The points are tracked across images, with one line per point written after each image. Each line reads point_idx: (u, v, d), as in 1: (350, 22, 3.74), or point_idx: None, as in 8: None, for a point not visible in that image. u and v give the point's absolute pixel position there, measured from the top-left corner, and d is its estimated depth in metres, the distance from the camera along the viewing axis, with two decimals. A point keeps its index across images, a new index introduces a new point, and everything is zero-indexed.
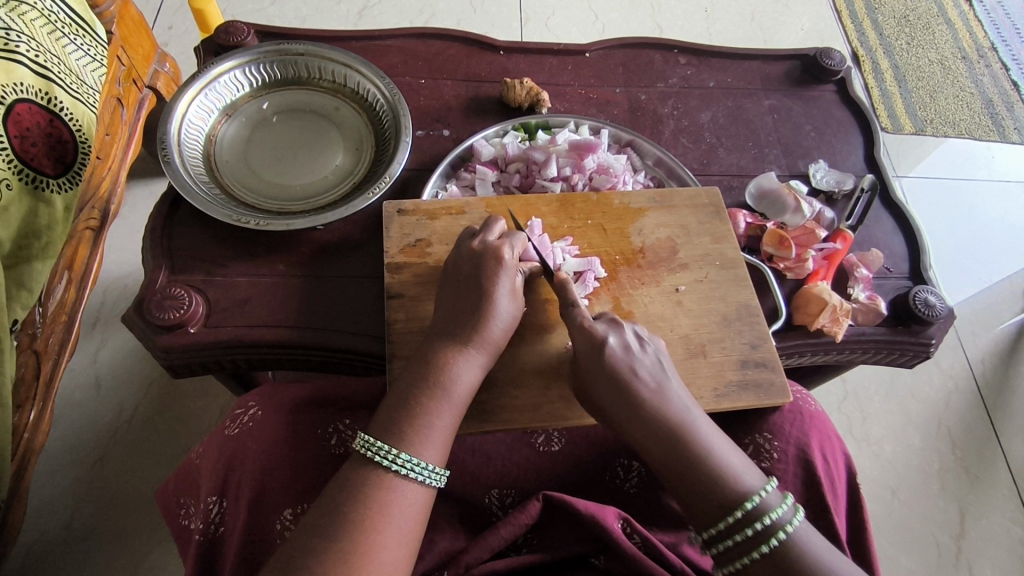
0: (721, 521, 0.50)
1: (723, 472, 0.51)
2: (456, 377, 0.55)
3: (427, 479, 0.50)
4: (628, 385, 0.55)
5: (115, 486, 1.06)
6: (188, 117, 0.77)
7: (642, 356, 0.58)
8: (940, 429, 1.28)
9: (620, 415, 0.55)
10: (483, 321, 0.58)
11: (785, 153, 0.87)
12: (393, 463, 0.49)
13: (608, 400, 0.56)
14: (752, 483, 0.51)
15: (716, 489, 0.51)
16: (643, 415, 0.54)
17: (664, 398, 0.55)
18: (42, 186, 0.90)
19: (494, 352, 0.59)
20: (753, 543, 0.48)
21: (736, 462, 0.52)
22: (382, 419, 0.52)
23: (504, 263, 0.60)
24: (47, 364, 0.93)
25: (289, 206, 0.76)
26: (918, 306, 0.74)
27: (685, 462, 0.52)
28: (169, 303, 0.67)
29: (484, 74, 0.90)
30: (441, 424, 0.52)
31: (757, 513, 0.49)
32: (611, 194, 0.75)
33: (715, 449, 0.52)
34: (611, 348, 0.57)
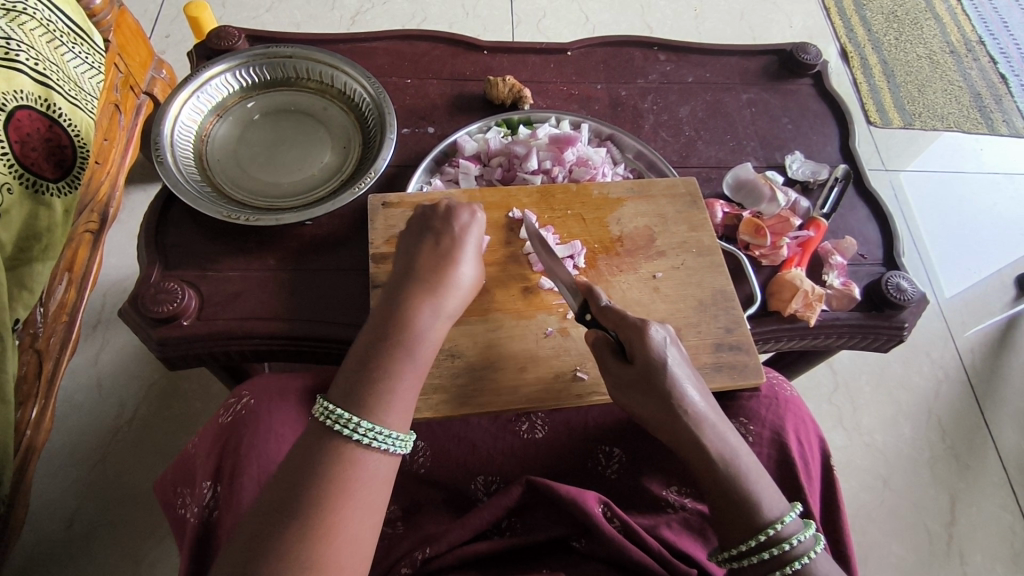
0: (747, 540, 0.50)
1: (758, 497, 0.51)
2: (421, 337, 0.57)
3: (392, 447, 0.52)
4: (678, 398, 0.53)
5: (117, 484, 1.09)
6: (180, 119, 0.80)
7: (687, 368, 0.56)
8: (930, 418, 1.30)
9: (665, 427, 0.54)
10: (448, 282, 0.60)
11: (763, 145, 0.89)
12: (353, 432, 0.51)
13: (653, 410, 0.54)
14: (779, 509, 0.51)
15: (751, 513, 0.50)
16: (687, 430, 0.53)
17: (709, 415, 0.53)
18: (42, 190, 0.93)
19: (455, 311, 0.61)
20: (774, 565, 0.49)
21: (768, 486, 0.52)
22: (343, 386, 0.54)
23: (472, 221, 0.65)
24: (48, 363, 0.96)
25: (278, 203, 0.78)
26: (891, 292, 0.76)
27: (727, 484, 0.51)
28: (163, 296, 0.69)
29: (468, 73, 0.92)
30: (403, 384, 0.55)
31: (784, 536, 0.50)
32: (590, 185, 0.77)
33: (748, 472, 0.52)
34: (669, 361, 0.54)
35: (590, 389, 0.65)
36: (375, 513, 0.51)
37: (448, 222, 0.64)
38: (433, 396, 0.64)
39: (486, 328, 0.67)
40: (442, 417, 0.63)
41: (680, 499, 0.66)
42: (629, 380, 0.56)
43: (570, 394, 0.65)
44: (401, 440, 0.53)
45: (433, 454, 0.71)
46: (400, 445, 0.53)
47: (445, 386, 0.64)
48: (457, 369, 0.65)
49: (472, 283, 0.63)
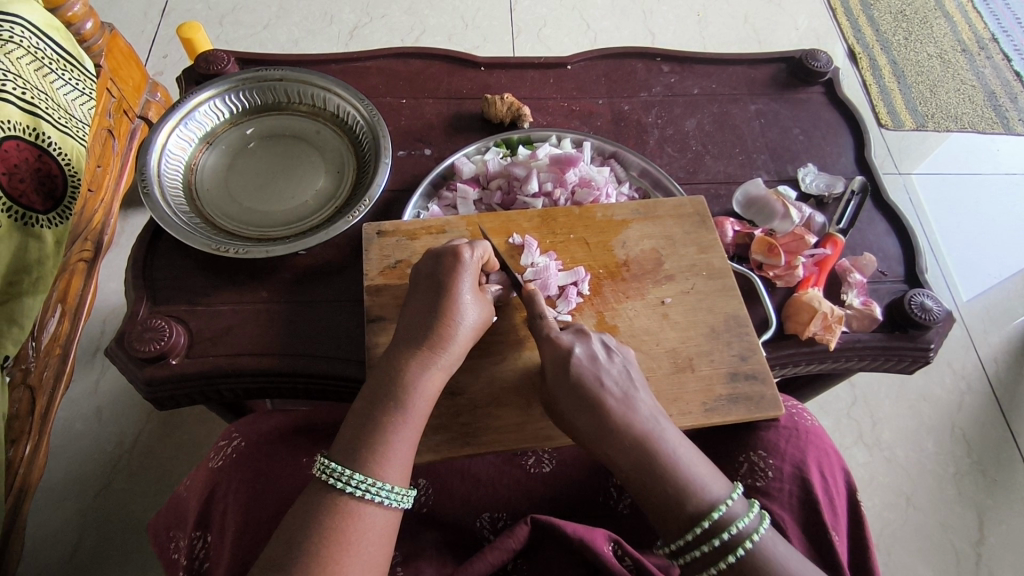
0: (688, 532, 0.49)
1: (688, 480, 0.50)
2: (418, 386, 0.55)
3: (388, 500, 0.50)
4: (593, 397, 0.54)
5: (116, 517, 1.06)
6: (168, 148, 0.77)
7: (609, 366, 0.56)
8: (953, 431, 1.25)
9: (585, 431, 0.54)
10: (448, 325, 0.58)
11: (773, 158, 0.86)
12: (347, 485, 0.49)
13: (574, 415, 0.55)
14: (720, 492, 0.50)
15: (682, 501, 0.49)
16: (606, 429, 0.52)
17: (630, 409, 0.53)
18: (31, 222, 0.90)
19: (459, 354, 0.59)
20: (718, 555, 0.47)
21: (705, 473, 0.51)
22: (340, 442, 0.52)
23: (463, 262, 0.60)
24: (41, 398, 0.93)
25: (270, 233, 0.75)
26: (915, 311, 0.71)
27: (657, 478, 0.50)
28: (150, 334, 0.66)
29: (465, 91, 0.90)
30: (400, 436, 0.53)
31: (722, 523, 0.48)
32: (593, 206, 0.74)
33: (682, 462, 0.50)
34: (575, 361, 0.56)
35: None
36: (376, 566, 0.48)
37: (437, 265, 0.61)
38: (434, 436, 0.60)
39: (487, 361, 0.64)
40: (444, 458, 0.60)
41: None
42: (551, 388, 0.57)
43: None
44: (398, 493, 0.51)
45: (434, 492, 0.67)
46: (398, 498, 0.51)
47: (447, 425, 0.61)
48: (459, 406, 0.62)
49: (477, 323, 0.60)
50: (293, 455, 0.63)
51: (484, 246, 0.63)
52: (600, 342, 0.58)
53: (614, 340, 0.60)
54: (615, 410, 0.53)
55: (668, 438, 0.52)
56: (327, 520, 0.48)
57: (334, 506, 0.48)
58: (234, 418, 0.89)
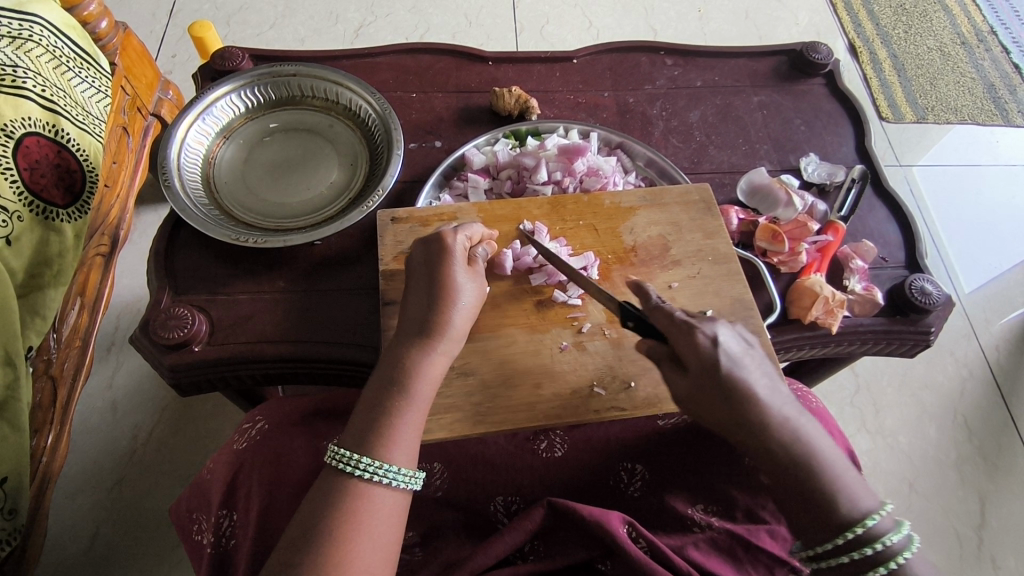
0: (834, 540, 0.48)
1: (841, 485, 0.49)
2: (420, 371, 0.57)
3: (395, 482, 0.52)
4: (744, 390, 0.52)
5: (135, 507, 1.08)
6: (187, 142, 0.79)
7: (750, 360, 0.55)
8: (955, 418, 1.27)
9: (732, 424, 0.53)
10: (444, 312, 0.60)
11: (776, 147, 0.88)
12: (356, 468, 0.51)
13: (719, 406, 0.53)
14: (869, 505, 0.49)
15: (835, 509, 0.49)
16: (755, 425, 0.52)
17: (779, 405, 0.52)
18: (52, 216, 0.92)
19: (459, 336, 0.61)
20: (870, 566, 0.47)
21: (855, 482, 0.50)
22: (351, 428, 0.54)
23: (451, 248, 0.63)
24: (63, 389, 0.95)
25: (286, 224, 0.77)
26: (915, 295, 0.73)
27: (810, 479, 0.49)
28: (173, 322, 0.69)
29: (474, 85, 0.92)
30: (405, 420, 0.55)
31: (871, 536, 0.47)
32: (601, 194, 0.76)
33: (834, 466, 0.50)
34: (723, 350, 0.54)
35: (608, 405, 0.63)
36: (389, 543, 0.50)
37: (429, 255, 0.63)
38: (448, 415, 0.62)
39: (499, 343, 0.66)
40: (458, 436, 0.61)
41: (706, 518, 0.63)
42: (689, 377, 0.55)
43: (588, 409, 0.62)
44: (408, 476, 0.53)
45: (448, 475, 0.70)
46: (405, 479, 0.52)
47: (460, 405, 0.62)
48: (472, 386, 0.63)
49: (474, 305, 0.62)
50: (310, 435, 0.66)
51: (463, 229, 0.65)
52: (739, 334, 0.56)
53: (747, 333, 0.58)
54: (771, 407, 0.52)
55: (816, 436, 0.51)
56: (351, 496, 0.50)
57: (356, 481, 0.51)
58: (252, 406, 0.92)
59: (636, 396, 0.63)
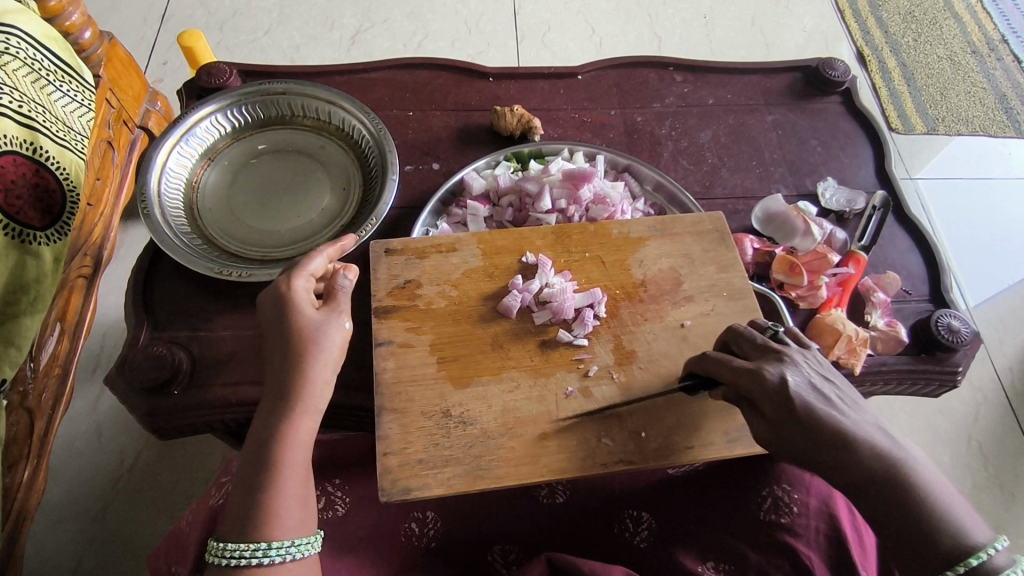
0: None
1: (950, 519, 0.43)
2: (287, 441, 0.54)
3: (273, 556, 0.50)
4: (826, 425, 0.48)
5: (118, 538, 1.04)
6: (168, 167, 0.74)
7: (826, 393, 0.51)
8: (970, 444, 1.23)
9: (820, 463, 0.48)
10: (300, 365, 0.57)
11: (792, 170, 0.83)
12: (226, 558, 0.50)
13: (803, 447, 0.49)
14: (981, 538, 0.43)
15: (940, 542, 0.43)
16: (842, 458, 0.47)
17: (867, 436, 0.47)
18: (28, 239, 0.88)
19: (326, 384, 0.58)
20: None
21: (967, 516, 0.44)
22: (232, 514, 0.52)
23: (293, 296, 0.60)
24: (40, 421, 0.90)
25: (274, 254, 0.73)
26: (942, 332, 0.69)
27: (913, 511, 0.44)
28: (153, 362, 0.64)
29: (474, 102, 0.87)
30: (283, 488, 0.53)
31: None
32: (608, 223, 0.72)
33: (941, 498, 0.44)
34: (794, 387, 0.50)
35: (617, 457, 0.58)
36: None
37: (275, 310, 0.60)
38: (445, 469, 0.57)
39: (500, 389, 0.61)
40: (456, 493, 0.57)
41: None
42: (763, 417, 0.51)
43: (596, 462, 0.58)
44: (284, 548, 0.51)
45: (445, 525, 0.66)
46: (284, 549, 0.51)
47: (459, 457, 0.58)
48: (470, 436, 0.58)
49: (336, 347, 0.59)
50: None
51: (310, 268, 0.62)
52: (812, 363, 0.53)
53: (825, 364, 0.54)
54: (859, 436, 0.47)
55: (916, 465, 0.46)
56: None
57: None
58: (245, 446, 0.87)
59: (647, 447, 0.59)
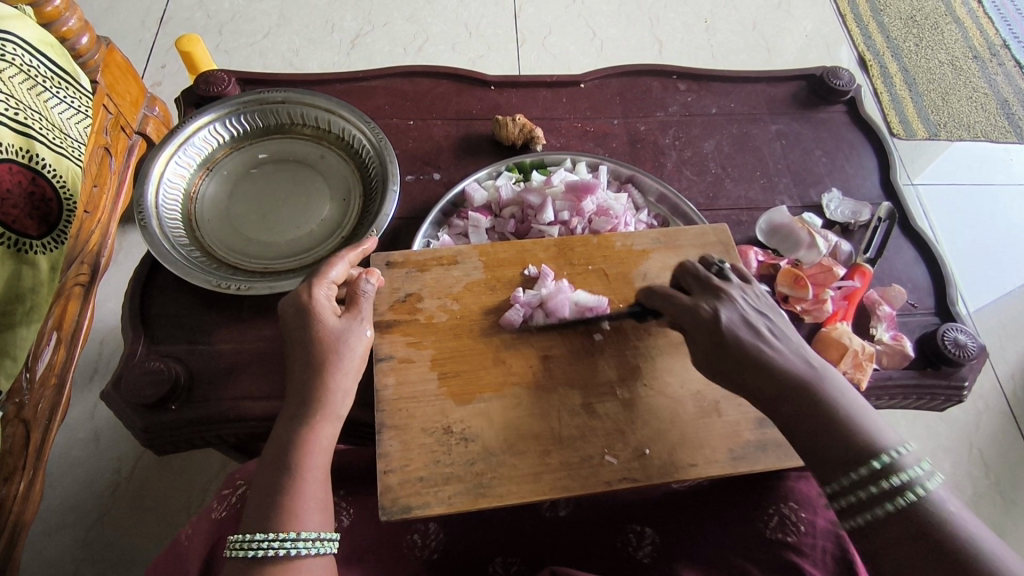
0: (846, 476, 0.44)
1: (861, 425, 0.46)
2: (310, 446, 0.54)
3: (299, 549, 0.49)
4: (752, 353, 0.51)
5: (115, 547, 1.03)
6: (166, 177, 0.73)
7: (758, 324, 0.53)
8: (972, 452, 1.22)
9: (746, 390, 0.51)
10: (327, 371, 0.56)
11: (796, 181, 0.83)
12: (252, 548, 0.49)
13: (732, 375, 0.52)
14: (886, 442, 0.45)
15: (847, 448, 0.45)
16: (764, 382, 0.50)
17: (790, 361, 0.50)
18: (24, 248, 0.87)
19: (348, 391, 0.57)
20: (885, 501, 0.42)
21: (879, 427, 0.46)
22: (252, 513, 0.51)
23: (316, 302, 0.59)
24: (37, 431, 0.89)
25: (274, 266, 0.72)
26: (947, 347, 0.68)
27: (821, 421, 0.47)
28: (148, 377, 0.63)
29: (475, 111, 0.86)
30: (305, 492, 0.52)
31: (883, 471, 0.43)
32: (612, 235, 0.71)
33: (852, 411, 0.47)
34: (725, 320, 0.53)
35: (621, 475, 0.57)
36: None
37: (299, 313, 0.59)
38: (445, 487, 0.56)
39: (502, 405, 0.60)
40: (457, 511, 0.56)
41: None
42: (696, 349, 0.55)
43: (599, 480, 0.57)
44: (307, 542, 0.50)
45: (447, 538, 0.65)
46: (310, 544, 0.50)
47: (460, 475, 0.57)
48: (473, 453, 0.58)
49: (360, 354, 0.59)
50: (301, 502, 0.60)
51: (332, 275, 0.61)
52: (750, 299, 0.55)
53: (766, 300, 0.56)
54: (778, 361, 0.50)
55: (833, 383, 0.48)
56: None
57: None
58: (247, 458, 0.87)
59: (651, 465, 0.58)
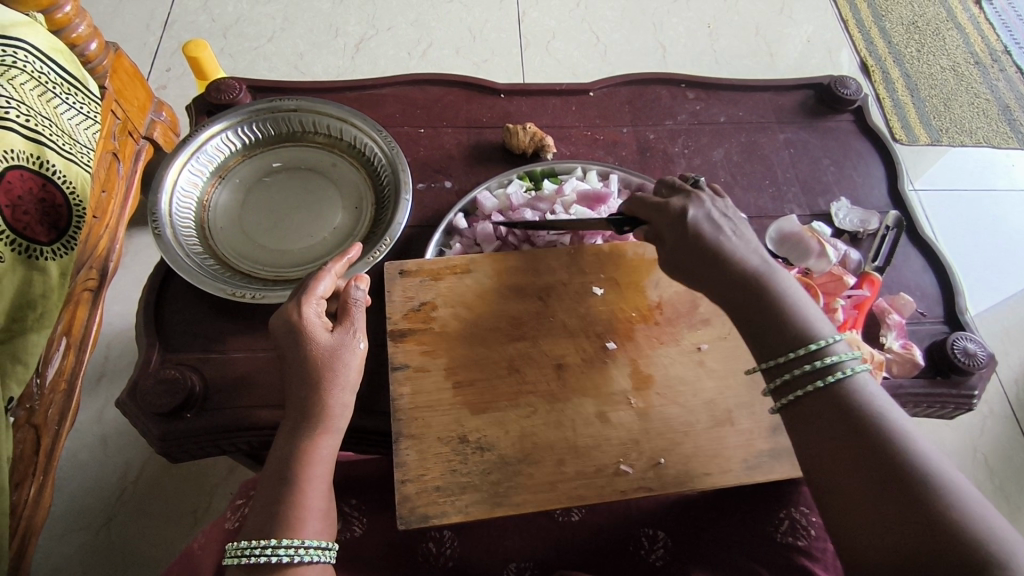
0: (785, 354, 0.51)
1: (800, 314, 0.53)
2: (311, 458, 0.54)
3: (281, 556, 0.49)
4: (715, 247, 0.57)
5: (123, 553, 1.03)
6: (179, 185, 0.74)
7: (722, 224, 0.59)
8: (976, 457, 1.23)
9: (705, 281, 0.57)
10: (328, 383, 0.56)
11: (804, 190, 0.83)
12: (240, 555, 0.49)
13: (694, 267, 0.58)
14: (821, 331, 0.51)
15: (789, 332, 0.52)
16: (724, 273, 0.56)
17: (748, 258, 0.56)
18: (35, 254, 0.87)
19: (346, 405, 0.58)
20: (811, 377, 0.49)
21: (816, 318, 0.53)
22: (255, 520, 0.52)
23: (307, 322, 0.58)
24: (47, 437, 0.89)
25: (287, 274, 0.73)
26: (958, 355, 0.69)
27: (768, 308, 0.53)
28: (163, 386, 0.63)
29: (485, 119, 0.87)
30: (310, 503, 0.53)
31: (817, 352, 0.50)
32: (624, 244, 0.71)
33: (796, 304, 0.53)
34: (694, 218, 0.58)
35: (635, 484, 0.58)
36: None
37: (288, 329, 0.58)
38: (462, 497, 0.57)
39: (517, 414, 0.61)
40: (474, 520, 0.56)
41: None
42: (665, 245, 0.60)
43: (614, 489, 0.57)
44: (292, 549, 0.49)
45: (463, 542, 0.65)
46: (292, 551, 0.49)
47: (476, 484, 0.57)
48: (489, 462, 0.58)
49: (355, 366, 0.59)
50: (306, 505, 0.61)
51: (319, 291, 0.60)
52: (717, 203, 0.60)
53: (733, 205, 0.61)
54: (737, 256, 0.56)
55: (781, 279, 0.55)
56: None
57: None
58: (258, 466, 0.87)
59: (665, 474, 0.58)
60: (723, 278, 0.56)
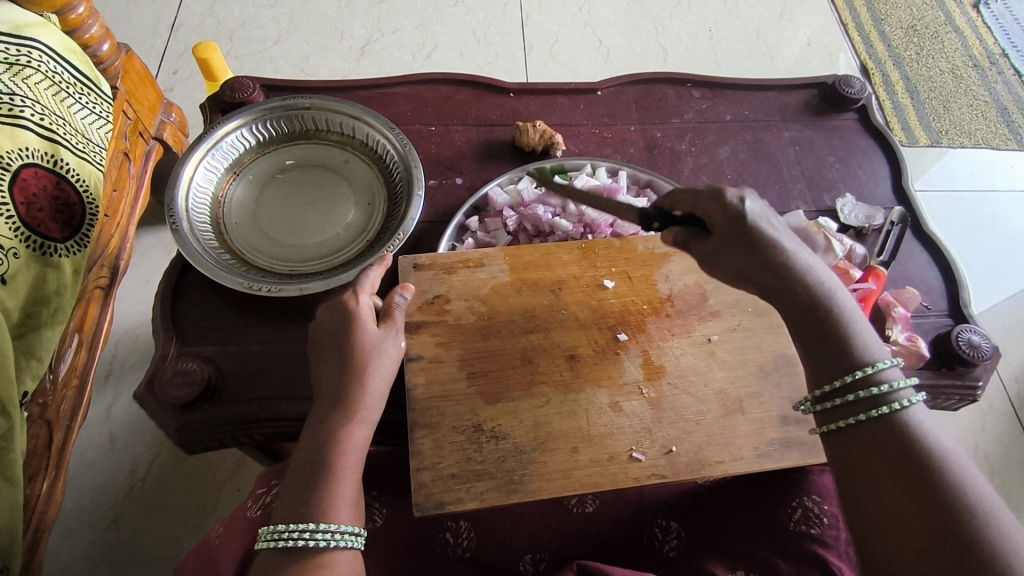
0: (838, 379, 0.49)
1: (859, 333, 0.50)
2: (345, 446, 0.56)
3: (317, 540, 0.51)
4: (770, 243, 0.54)
5: (132, 549, 1.04)
6: (195, 181, 0.75)
7: (773, 221, 0.56)
8: (978, 455, 1.24)
9: (757, 279, 0.55)
10: (360, 376, 0.58)
11: (810, 187, 0.85)
12: (275, 539, 0.51)
13: (746, 261, 0.55)
14: (880, 354, 0.49)
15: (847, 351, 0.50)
16: (781, 274, 0.53)
17: (806, 265, 0.53)
18: (49, 251, 0.88)
19: (380, 396, 0.59)
20: (862, 407, 0.47)
21: (872, 338, 0.51)
22: (288, 505, 0.53)
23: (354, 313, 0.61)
24: (59, 432, 0.90)
25: (301, 268, 0.74)
26: (962, 347, 0.70)
27: (829, 319, 0.51)
28: (180, 378, 0.64)
29: (495, 117, 0.88)
30: (343, 491, 0.54)
31: (870, 380, 0.47)
32: (633, 239, 0.73)
33: (857, 319, 0.51)
34: (752, 213, 0.54)
35: (648, 471, 0.58)
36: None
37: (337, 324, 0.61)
38: (477, 484, 0.57)
39: (531, 404, 0.62)
40: (489, 507, 0.57)
41: None
42: (715, 237, 0.57)
43: (627, 477, 0.58)
44: (329, 533, 0.51)
45: (479, 532, 0.66)
46: (329, 535, 0.51)
47: (491, 472, 0.58)
48: (504, 450, 0.59)
49: (393, 364, 0.61)
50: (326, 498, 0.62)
51: (368, 284, 0.64)
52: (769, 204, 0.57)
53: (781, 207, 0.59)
54: (794, 259, 0.53)
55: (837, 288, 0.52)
56: None
57: None
58: (269, 460, 0.88)
59: (677, 462, 0.59)
60: (777, 279, 0.53)
